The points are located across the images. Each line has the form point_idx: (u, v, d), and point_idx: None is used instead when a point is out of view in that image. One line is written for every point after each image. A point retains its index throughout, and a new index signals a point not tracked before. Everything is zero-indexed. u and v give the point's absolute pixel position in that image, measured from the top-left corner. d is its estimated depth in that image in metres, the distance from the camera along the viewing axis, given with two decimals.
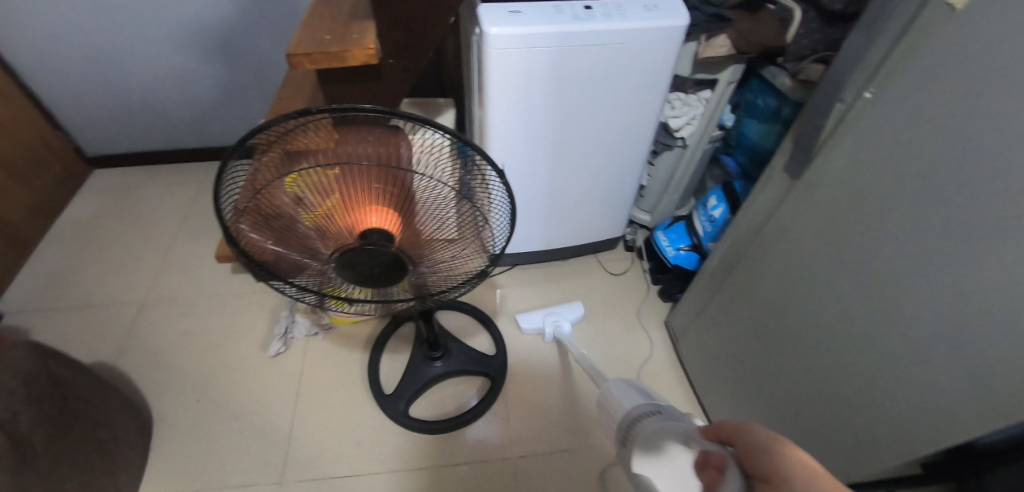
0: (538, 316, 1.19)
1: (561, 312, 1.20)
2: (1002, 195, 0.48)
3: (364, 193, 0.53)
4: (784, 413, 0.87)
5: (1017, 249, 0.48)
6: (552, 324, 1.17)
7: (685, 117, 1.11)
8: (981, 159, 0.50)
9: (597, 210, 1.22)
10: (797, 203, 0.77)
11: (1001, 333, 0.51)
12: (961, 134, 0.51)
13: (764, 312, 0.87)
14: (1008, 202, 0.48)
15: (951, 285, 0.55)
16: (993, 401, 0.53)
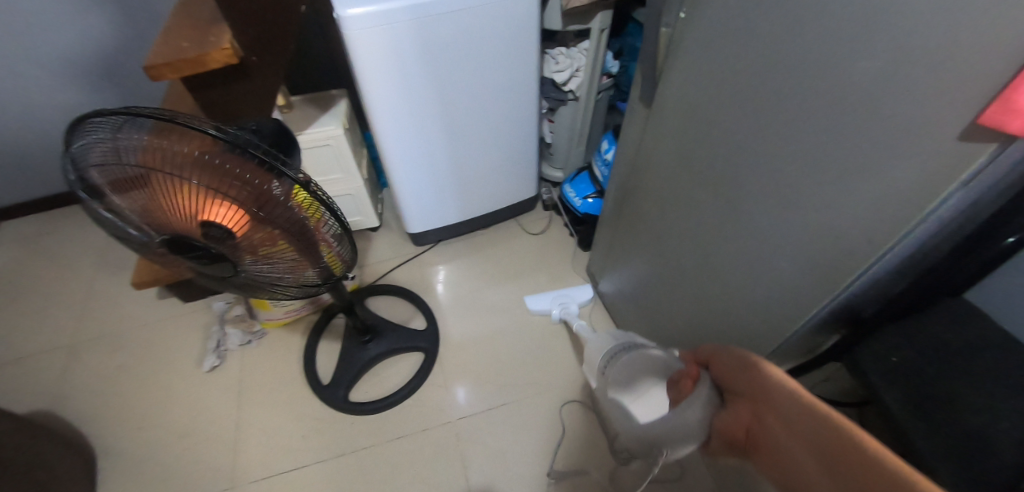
0: (548, 298, 1.24)
1: (570, 294, 1.24)
2: (799, 78, 0.54)
3: (212, 203, 0.56)
4: (686, 328, 0.94)
5: (818, 125, 0.54)
6: (562, 304, 1.21)
7: (569, 70, 1.14)
8: (782, 49, 0.55)
9: (503, 172, 1.27)
10: (655, 131, 0.81)
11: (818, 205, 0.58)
12: (761, 31, 0.57)
13: (654, 239, 0.93)
14: (805, 82, 0.54)
15: (781, 174, 0.61)
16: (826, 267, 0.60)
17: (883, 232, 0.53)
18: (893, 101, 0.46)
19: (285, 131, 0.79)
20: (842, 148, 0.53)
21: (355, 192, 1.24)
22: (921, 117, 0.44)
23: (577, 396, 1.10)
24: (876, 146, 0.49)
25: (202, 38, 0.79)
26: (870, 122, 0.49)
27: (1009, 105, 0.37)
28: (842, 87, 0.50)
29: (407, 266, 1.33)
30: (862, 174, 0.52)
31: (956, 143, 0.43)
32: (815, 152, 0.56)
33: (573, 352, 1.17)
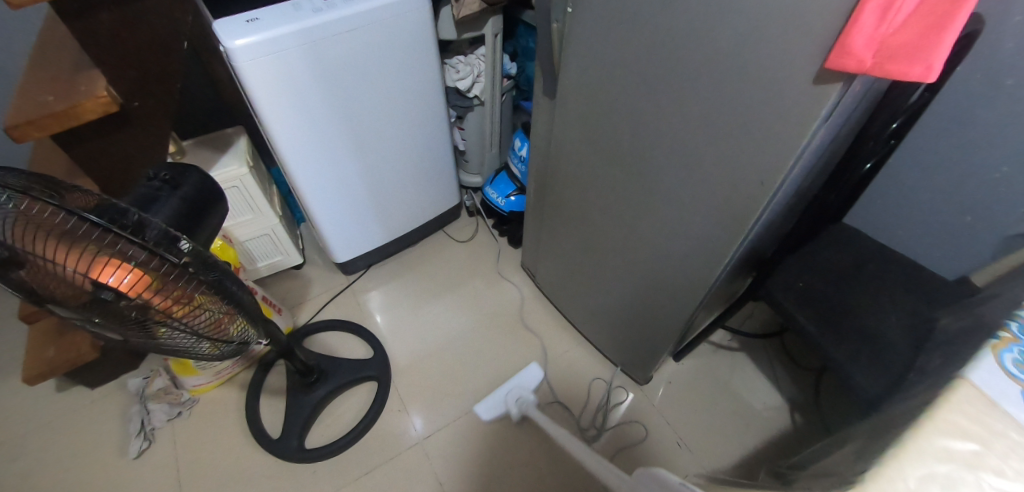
0: (495, 399, 1.09)
1: (518, 383, 1.11)
2: (678, 52, 0.61)
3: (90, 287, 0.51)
4: (621, 301, 0.99)
5: (700, 91, 0.61)
6: (515, 399, 1.07)
7: (470, 77, 1.16)
8: (660, 28, 0.61)
9: (424, 184, 1.26)
10: (562, 120, 0.86)
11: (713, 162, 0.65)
12: (640, 14, 0.63)
13: (577, 222, 0.97)
14: (684, 54, 0.60)
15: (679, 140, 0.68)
16: (728, 214, 0.68)
17: (769, 174, 0.60)
18: (759, 59, 0.53)
19: (210, 184, 0.70)
20: (726, 106, 0.60)
21: (271, 231, 1.17)
22: (784, 68, 0.52)
23: (536, 389, 1.12)
24: (753, 100, 0.57)
25: (68, 89, 0.72)
26: (743, 79, 0.56)
27: (844, 49, 0.46)
28: (717, 53, 0.57)
29: (342, 298, 1.28)
30: (747, 125, 0.59)
31: (811, 87, 0.51)
32: (704, 115, 0.63)
33: (524, 347, 1.19)
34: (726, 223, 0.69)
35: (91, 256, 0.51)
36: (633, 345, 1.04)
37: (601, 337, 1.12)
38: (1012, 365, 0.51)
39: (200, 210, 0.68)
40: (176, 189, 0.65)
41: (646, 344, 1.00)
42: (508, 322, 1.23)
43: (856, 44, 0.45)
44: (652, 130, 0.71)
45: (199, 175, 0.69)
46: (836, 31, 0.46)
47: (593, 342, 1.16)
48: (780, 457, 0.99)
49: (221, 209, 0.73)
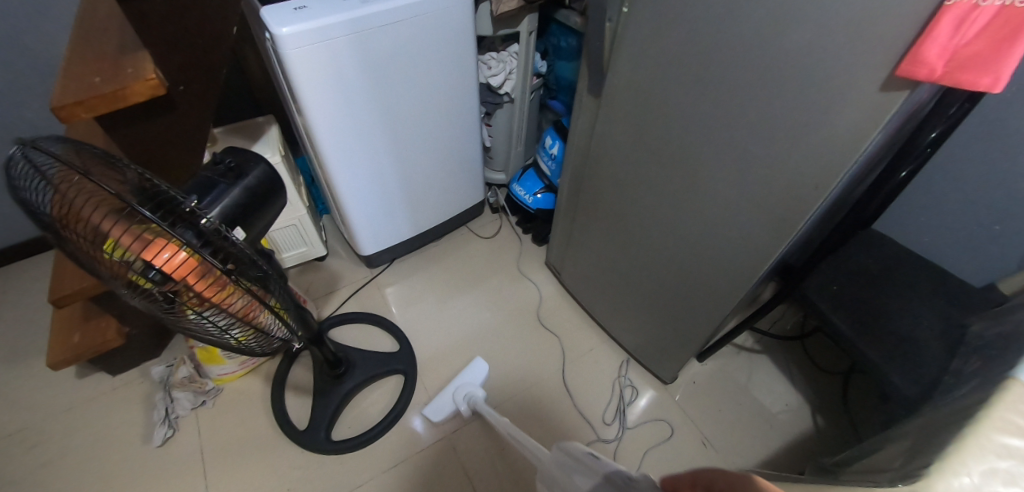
0: (442, 397, 1.06)
1: (466, 380, 1.08)
2: (739, 55, 0.62)
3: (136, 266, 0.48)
4: (652, 299, 1.00)
5: (760, 94, 0.62)
6: (464, 396, 1.05)
7: (502, 74, 1.16)
8: (722, 32, 0.62)
9: (452, 180, 1.26)
10: (606, 119, 0.87)
11: (767, 164, 0.66)
12: (701, 17, 0.64)
13: (613, 220, 0.98)
14: (745, 58, 0.62)
15: (732, 142, 0.69)
16: (779, 216, 0.69)
17: (824, 177, 0.61)
18: (825, 65, 0.55)
19: (274, 177, 0.69)
20: (785, 110, 0.61)
21: (297, 221, 1.16)
22: (850, 74, 0.53)
23: (562, 385, 1.13)
24: (814, 105, 0.58)
25: (120, 70, 0.71)
26: (806, 84, 0.57)
27: (915, 58, 0.47)
28: (779, 58, 0.58)
29: (364, 291, 1.27)
30: (805, 129, 0.60)
31: (877, 94, 0.52)
32: (760, 118, 0.64)
33: (549, 344, 1.19)
34: (775, 225, 0.70)
35: (141, 236, 0.48)
36: (661, 344, 1.05)
37: (627, 336, 1.13)
38: None
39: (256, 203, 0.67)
40: (240, 179, 0.66)
41: (675, 343, 1.01)
42: (532, 319, 1.24)
43: (929, 53, 0.46)
44: (703, 132, 0.72)
45: (263, 170, 0.68)
46: (909, 39, 0.47)
47: (619, 340, 1.17)
48: (804, 459, 1.01)
49: (276, 205, 0.72)
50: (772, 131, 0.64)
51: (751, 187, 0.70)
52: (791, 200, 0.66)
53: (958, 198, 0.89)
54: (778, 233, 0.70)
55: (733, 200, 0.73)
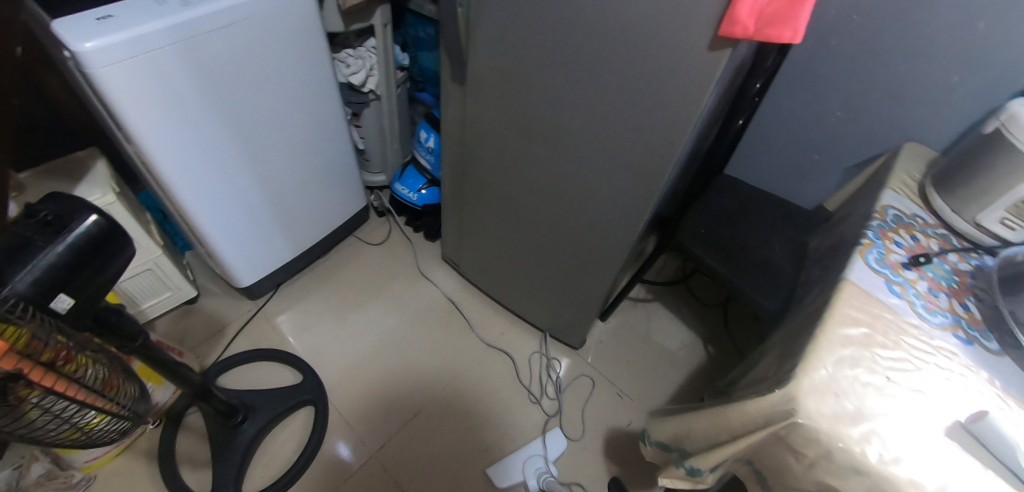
0: (516, 466, 1.00)
1: (539, 450, 1.02)
2: (584, 31, 0.64)
3: None
4: (551, 274, 1.03)
5: (609, 66, 0.66)
6: (536, 471, 0.98)
7: (363, 71, 1.10)
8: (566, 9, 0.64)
9: (328, 189, 1.18)
10: (475, 105, 0.85)
11: (627, 130, 0.71)
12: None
13: (500, 204, 0.98)
14: (589, 34, 0.64)
15: (593, 113, 0.72)
16: (645, 177, 0.74)
17: (676, 135, 0.67)
18: (660, 35, 0.59)
19: (109, 228, 0.54)
20: (634, 76, 0.65)
21: (153, 265, 1.00)
22: (682, 40, 0.58)
23: (483, 375, 1.13)
24: (656, 71, 0.63)
25: None
26: (649, 52, 0.61)
27: (732, 19, 0.53)
28: (622, 30, 0.61)
29: (252, 326, 1.15)
30: (653, 93, 0.65)
31: (707, 53, 0.58)
32: (615, 88, 0.67)
33: (462, 338, 1.18)
34: (643, 185, 0.75)
35: None
36: (567, 315, 1.09)
37: (535, 314, 1.15)
38: (874, 262, 0.65)
39: (90, 261, 0.52)
40: (60, 234, 0.50)
41: (579, 311, 1.06)
42: (441, 316, 1.21)
43: (742, 13, 0.52)
44: (566, 107, 0.74)
45: (98, 223, 0.53)
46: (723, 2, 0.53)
47: (527, 319, 1.19)
48: (705, 385, 1.13)
49: (116, 264, 0.56)
50: (625, 99, 0.67)
51: (617, 153, 0.74)
52: (651, 162, 0.72)
53: (785, 136, 1.05)
54: (647, 191, 0.76)
55: (604, 168, 0.77)
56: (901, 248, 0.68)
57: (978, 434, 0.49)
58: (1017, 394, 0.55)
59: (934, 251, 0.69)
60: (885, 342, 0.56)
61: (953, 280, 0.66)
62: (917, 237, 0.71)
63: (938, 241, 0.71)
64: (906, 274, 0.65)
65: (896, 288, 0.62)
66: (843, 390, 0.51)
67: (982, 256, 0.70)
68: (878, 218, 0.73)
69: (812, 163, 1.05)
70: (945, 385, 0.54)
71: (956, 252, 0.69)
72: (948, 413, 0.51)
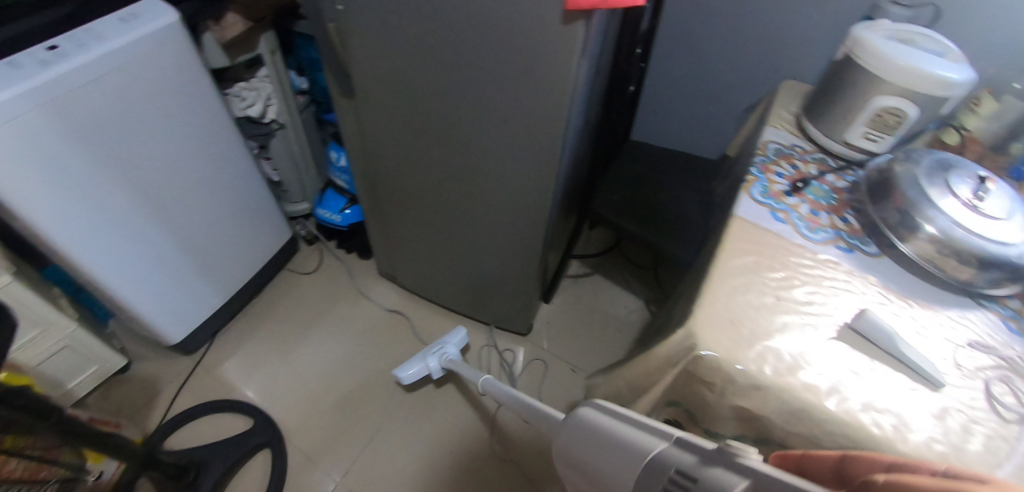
0: (418, 360, 1.04)
1: (446, 341, 1.07)
2: (448, 28, 0.66)
3: None
4: (483, 268, 1.04)
5: (481, 56, 0.67)
6: (436, 358, 1.03)
7: (260, 101, 1.08)
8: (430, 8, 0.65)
9: (247, 227, 1.15)
10: (366, 115, 0.86)
11: (514, 114, 0.72)
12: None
13: (416, 208, 0.99)
14: (454, 30, 0.66)
15: (479, 105, 0.74)
16: (541, 157, 0.77)
17: (557, 109, 0.69)
18: (519, 19, 0.61)
19: None
20: (505, 59, 0.66)
21: (72, 339, 0.94)
22: (540, 21, 0.60)
23: (438, 379, 1.13)
24: (525, 54, 0.65)
25: None
26: (514, 37, 0.63)
27: None
28: (484, 19, 0.63)
29: (193, 382, 1.10)
30: (527, 73, 0.67)
31: (563, 27, 0.60)
32: (492, 77, 0.69)
33: (413, 347, 1.18)
34: (541, 165, 0.78)
35: None
36: (508, 304, 1.11)
37: (478, 309, 1.17)
38: (759, 195, 0.69)
39: None
40: None
41: (519, 298, 1.07)
42: (388, 330, 1.21)
43: None
44: (452, 102, 0.75)
45: None
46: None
47: (472, 316, 1.21)
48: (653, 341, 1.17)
49: None
50: (504, 86, 0.69)
51: (512, 139, 0.76)
52: (542, 142, 0.74)
53: (679, 94, 1.11)
54: (547, 169, 0.78)
55: (502, 154, 0.79)
56: (782, 178, 0.73)
57: (862, 330, 0.55)
58: (895, 288, 0.61)
59: (812, 175, 0.75)
60: (771, 265, 0.60)
61: (831, 198, 0.71)
62: (796, 165, 0.76)
63: (816, 166, 0.77)
64: (789, 200, 0.69)
65: (780, 215, 0.67)
66: (736, 316, 0.54)
67: (855, 172, 0.76)
68: (761, 155, 0.78)
69: (708, 114, 1.11)
70: (833, 293, 0.59)
71: (832, 173, 0.75)
72: (835, 316, 0.57)
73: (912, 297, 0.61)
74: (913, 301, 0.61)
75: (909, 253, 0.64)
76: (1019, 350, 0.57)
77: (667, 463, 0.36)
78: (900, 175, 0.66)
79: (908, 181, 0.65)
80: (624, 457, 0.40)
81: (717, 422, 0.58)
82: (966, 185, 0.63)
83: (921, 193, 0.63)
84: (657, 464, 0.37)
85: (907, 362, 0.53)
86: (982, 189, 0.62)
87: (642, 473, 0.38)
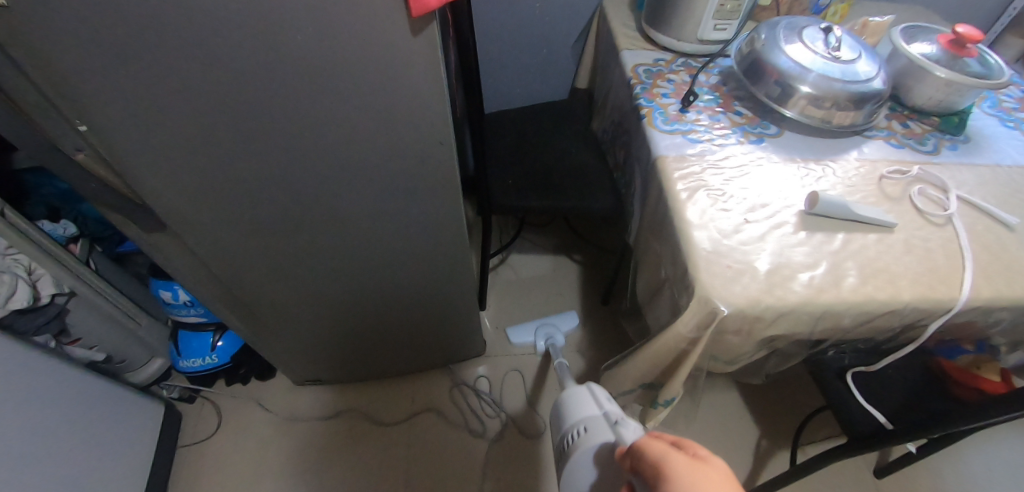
0: (530, 328, 1.14)
1: (554, 322, 1.14)
2: (270, 89, 0.51)
3: None
4: (414, 313, 0.95)
5: (328, 102, 0.54)
6: (545, 335, 1.10)
7: (20, 283, 0.77)
8: (235, 74, 0.49)
9: (98, 435, 0.85)
10: (194, 235, 0.66)
11: (397, 146, 0.62)
12: (195, 76, 0.48)
13: (313, 296, 0.83)
14: (280, 87, 0.51)
15: (350, 154, 0.61)
16: (442, 177, 0.68)
17: (440, 124, 0.60)
18: (358, 45, 0.49)
19: None
20: (357, 98, 0.55)
21: None
22: (384, 38, 0.49)
23: (432, 444, 1.03)
24: (382, 80, 0.53)
25: None
26: (361, 68, 0.52)
27: None
28: (314, 60, 0.49)
29: None
30: (391, 101, 0.56)
31: (412, 35, 0.50)
32: (351, 121, 0.57)
33: (384, 433, 1.04)
34: (444, 185, 0.69)
35: None
36: (453, 333, 1.03)
37: (424, 355, 1.07)
38: (664, 125, 0.69)
39: None
40: None
41: (462, 321, 1.01)
42: (345, 436, 1.04)
43: None
44: (315, 167, 0.61)
45: None
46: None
47: (420, 367, 1.10)
48: (597, 286, 1.24)
49: None
50: (370, 125, 0.58)
51: (403, 173, 0.65)
52: (439, 165, 0.65)
53: (511, 48, 1.07)
54: (450, 189, 0.70)
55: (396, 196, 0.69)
56: (670, 98, 0.73)
57: (822, 212, 0.57)
58: (808, 158, 0.66)
59: (690, 82, 0.76)
60: (719, 190, 0.60)
61: (717, 98, 0.74)
62: (672, 79, 0.77)
63: (685, 72, 0.79)
64: (689, 117, 0.70)
65: (693, 135, 0.67)
66: (729, 256, 0.53)
67: (719, 62, 0.80)
68: (638, 83, 0.77)
69: (545, 57, 1.10)
70: (774, 188, 0.61)
71: (701, 73, 0.78)
72: (790, 208, 0.59)
73: (824, 157, 0.66)
74: (827, 161, 0.66)
75: (798, 117, 0.69)
76: (913, 160, 0.66)
77: (581, 421, 0.55)
78: (766, 50, 0.70)
79: (776, 54, 0.69)
80: (567, 409, 0.59)
81: (746, 356, 0.58)
82: (819, 39, 0.69)
83: (791, 61, 0.67)
84: (574, 419, 0.57)
85: (864, 219, 0.57)
86: (831, 39, 0.69)
87: (568, 422, 0.57)
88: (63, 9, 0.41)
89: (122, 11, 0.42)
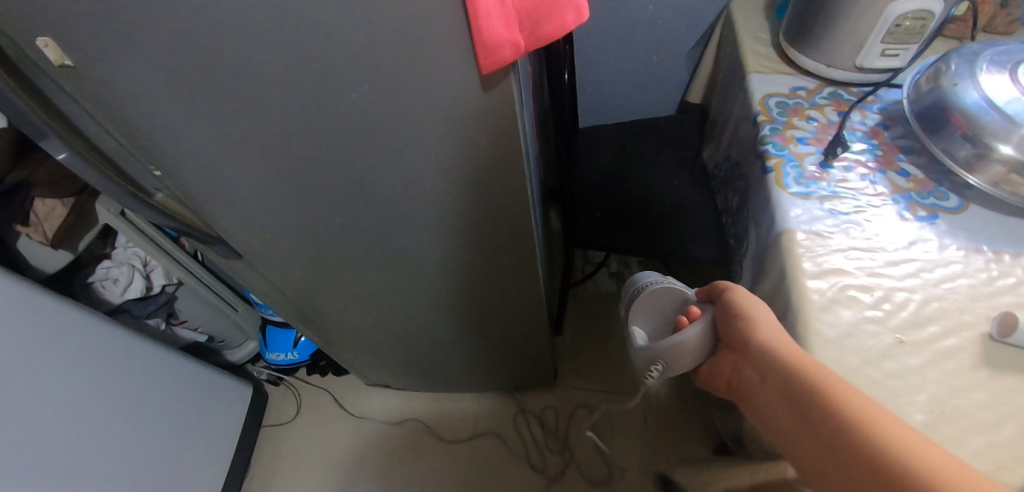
0: None
1: None
2: (334, 134, 0.48)
3: None
4: (481, 339, 0.91)
5: (392, 148, 0.50)
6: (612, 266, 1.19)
7: (135, 275, 0.86)
8: (299, 121, 0.46)
9: (195, 413, 0.94)
10: (270, 261, 0.67)
11: (466, 189, 0.56)
12: (259, 122, 0.46)
13: (383, 319, 0.83)
14: (344, 132, 0.48)
15: (417, 196, 0.57)
16: (514, 216, 0.62)
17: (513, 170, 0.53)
18: (421, 94, 0.44)
19: None
20: (422, 147, 0.50)
21: None
22: (450, 87, 0.43)
23: (488, 471, 1.01)
24: (447, 126, 0.47)
25: None
26: (426, 117, 0.46)
27: (487, 41, 0.38)
28: (378, 107, 0.45)
29: None
30: (460, 148, 0.50)
31: (481, 84, 0.43)
32: (417, 166, 0.52)
33: (444, 450, 1.05)
34: (517, 226, 0.63)
35: None
36: (521, 360, 0.98)
37: (489, 378, 1.04)
38: (796, 185, 0.55)
39: None
40: None
41: (529, 351, 0.95)
42: (407, 445, 1.06)
43: (497, 29, 0.37)
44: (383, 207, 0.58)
45: None
46: (462, 27, 0.37)
47: (484, 387, 1.07)
48: None
49: None
50: (437, 171, 0.53)
51: (474, 215, 0.60)
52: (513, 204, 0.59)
53: (613, 55, 0.95)
54: (525, 232, 0.64)
55: (468, 236, 0.64)
56: (809, 145, 0.58)
57: (1018, 342, 0.41)
58: (1007, 250, 0.48)
59: (837, 123, 0.60)
60: (864, 289, 0.46)
61: (874, 148, 0.57)
62: (813, 118, 0.61)
63: (833, 107, 0.62)
64: (832, 175, 0.55)
65: (835, 203, 0.53)
66: (869, 392, 0.40)
67: (880, 94, 0.62)
68: (767, 121, 0.62)
69: (653, 66, 0.96)
70: (948, 294, 0.45)
71: (856, 110, 0.61)
72: (967, 328, 0.43)
73: None
74: None
75: (987, 188, 0.51)
76: None
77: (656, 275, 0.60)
78: (955, 92, 0.52)
79: (969, 97, 0.50)
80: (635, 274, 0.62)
81: None
82: None
83: (991, 108, 0.48)
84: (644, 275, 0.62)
85: None
86: None
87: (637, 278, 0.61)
88: (129, 70, 0.40)
89: (183, 65, 0.40)
